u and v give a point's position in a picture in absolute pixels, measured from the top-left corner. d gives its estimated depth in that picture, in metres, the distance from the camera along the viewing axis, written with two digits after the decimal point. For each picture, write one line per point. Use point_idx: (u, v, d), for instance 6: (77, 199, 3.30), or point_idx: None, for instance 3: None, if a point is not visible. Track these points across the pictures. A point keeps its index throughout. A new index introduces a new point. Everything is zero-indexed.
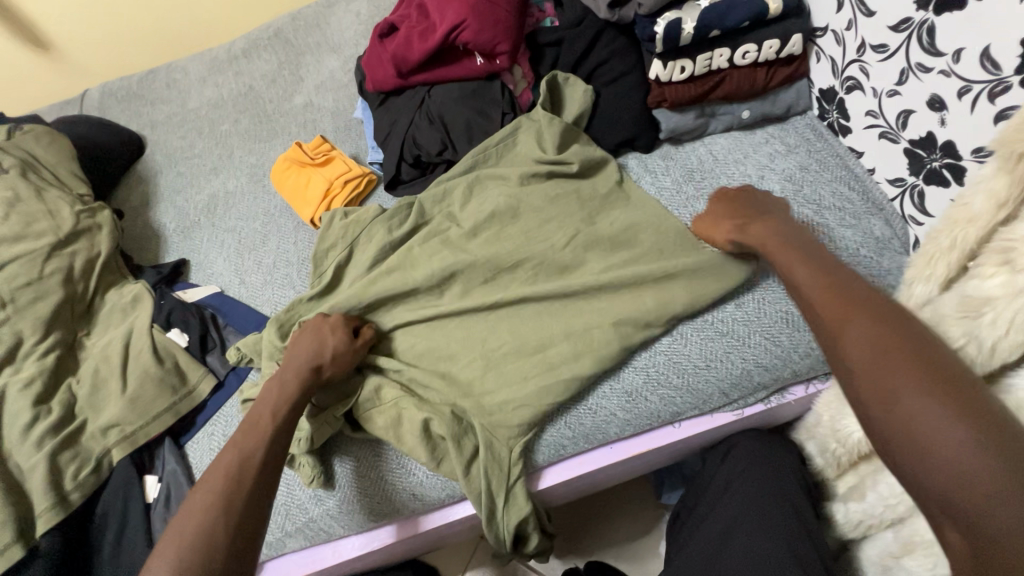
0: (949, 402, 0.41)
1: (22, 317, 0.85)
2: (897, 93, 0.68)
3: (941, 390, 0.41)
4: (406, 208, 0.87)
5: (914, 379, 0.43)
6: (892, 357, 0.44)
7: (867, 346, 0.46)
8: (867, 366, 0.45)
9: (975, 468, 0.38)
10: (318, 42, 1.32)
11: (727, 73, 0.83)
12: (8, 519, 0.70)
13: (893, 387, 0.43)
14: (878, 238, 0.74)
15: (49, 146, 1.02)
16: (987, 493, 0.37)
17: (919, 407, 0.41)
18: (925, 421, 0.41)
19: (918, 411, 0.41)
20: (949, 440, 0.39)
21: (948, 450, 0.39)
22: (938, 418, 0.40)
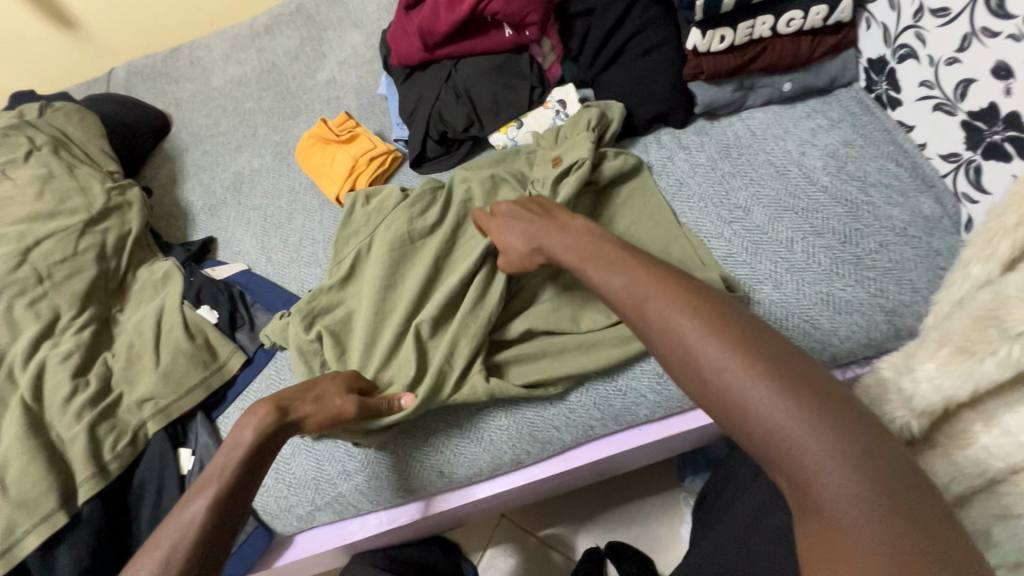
0: (804, 404, 0.39)
1: (59, 292, 0.86)
2: (957, 61, 0.64)
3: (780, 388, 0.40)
4: (430, 191, 0.85)
5: (761, 382, 0.40)
6: (735, 359, 0.41)
7: (716, 351, 0.42)
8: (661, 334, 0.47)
9: (823, 463, 0.37)
10: (340, 17, 1.29)
11: (769, 43, 0.78)
12: (51, 487, 0.72)
13: (739, 390, 0.41)
14: (927, 217, 0.70)
15: (79, 123, 1.02)
16: (836, 487, 0.36)
17: (774, 415, 0.39)
18: (777, 425, 0.39)
19: (776, 422, 0.39)
20: (802, 444, 0.38)
21: (799, 449, 0.38)
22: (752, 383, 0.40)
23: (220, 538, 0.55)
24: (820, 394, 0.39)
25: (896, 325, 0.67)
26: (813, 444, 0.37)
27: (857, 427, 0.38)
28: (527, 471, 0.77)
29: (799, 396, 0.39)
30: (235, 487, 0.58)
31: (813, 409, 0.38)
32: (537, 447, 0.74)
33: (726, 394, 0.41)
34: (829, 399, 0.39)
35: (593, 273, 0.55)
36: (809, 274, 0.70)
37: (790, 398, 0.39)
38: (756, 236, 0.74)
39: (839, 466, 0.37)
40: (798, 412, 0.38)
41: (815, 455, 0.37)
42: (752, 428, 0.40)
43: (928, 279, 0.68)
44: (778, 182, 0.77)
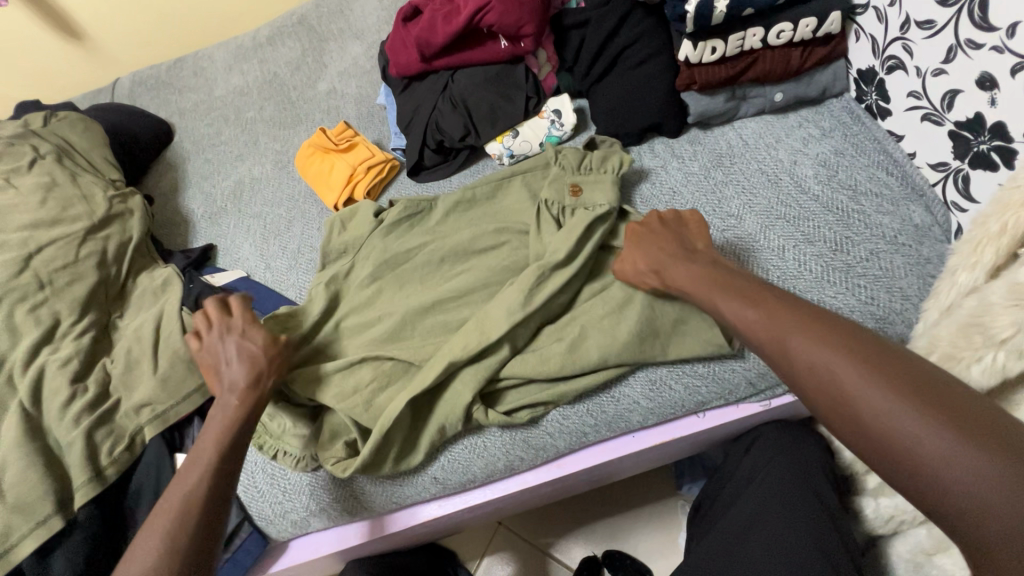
0: (944, 423, 0.41)
1: (60, 299, 0.87)
2: (943, 72, 0.65)
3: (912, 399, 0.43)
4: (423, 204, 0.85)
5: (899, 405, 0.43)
6: (872, 385, 0.45)
7: (841, 372, 0.47)
8: (795, 364, 0.51)
9: (967, 481, 0.39)
10: (341, 29, 1.32)
11: (760, 54, 0.79)
12: (48, 491, 0.73)
13: (873, 415, 0.44)
14: (917, 226, 0.71)
15: (83, 132, 1.04)
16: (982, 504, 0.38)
17: (913, 436, 0.41)
18: (915, 446, 0.41)
19: (913, 442, 0.41)
20: (946, 463, 0.40)
21: (947, 467, 0.39)
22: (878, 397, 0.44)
23: (224, 494, 0.60)
24: (967, 417, 0.41)
25: (886, 332, 0.67)
26: (957, 466, 0.39)
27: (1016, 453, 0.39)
28: (521, 478, 0.77)
29: (942, 418, 0.41)
30: (231, 453, 0.62)
31: (960, 430, 0.40)
32: (531, 454, 0.74)
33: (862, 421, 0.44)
34: (981, 420, 0.41)
35: (722, 307, 0.60)
36: (801, 282, 0.70)
37: (934, 420, 0.41)
38: (748, 244, 0.75)
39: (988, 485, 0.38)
40: (945, 433, 0.40)
41: (955, 474, 0.39)
42: (897, 450, 0.42)
43: (918, 286, 0.68)
44: (769, 191, 0.78)
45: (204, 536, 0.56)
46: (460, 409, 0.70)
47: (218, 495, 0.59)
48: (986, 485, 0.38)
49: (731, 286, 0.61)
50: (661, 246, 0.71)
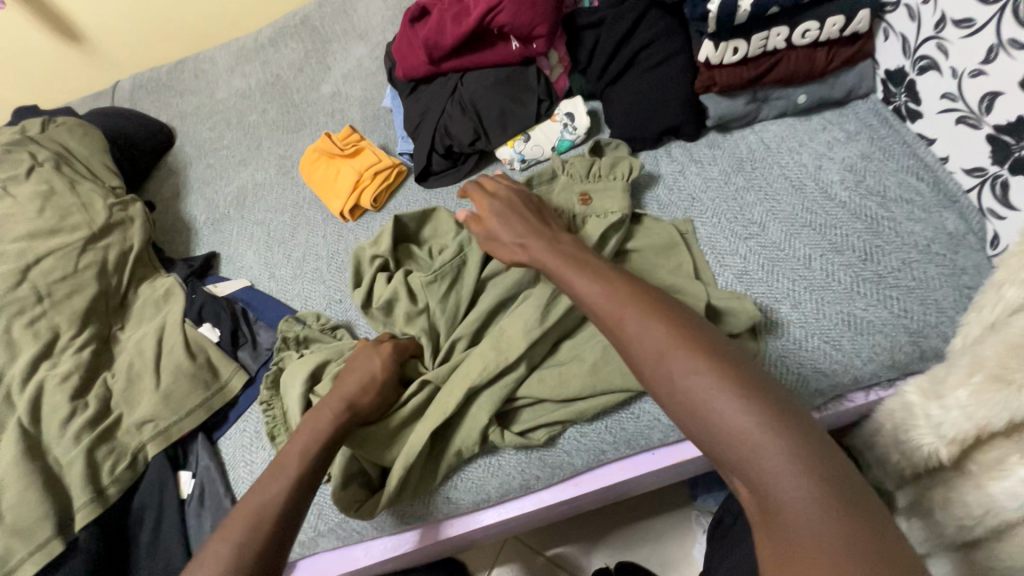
0: (766, 410, 0.40)
1: (59, 311, 0.85)
2: (982, 73, 0.62)
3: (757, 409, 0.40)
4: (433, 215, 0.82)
5: (728, 392, 0.41)
6: (696, 373, 0.42)
7: (686, 371, 0.43)
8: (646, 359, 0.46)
9: (784, 468, 0.38)
10: (345, 30, 1.29)
11: (784, 54, 0.76)
12: (48, 513, 0.70)
13: (707, 399, 0.41)
14: (951, 234, 0.67)
15: (82, 138, 1.01)
16: (789, 495, 0.37)
17: (736, 424, 0.40)
18: (745, 431, 0.39)
19: (741, 429, 0.39)
20: (766, 450, 0.38)
21: (778, 478, 0.37)
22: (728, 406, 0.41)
23: (298, 516, 0.57)
24: (789, 411, 0.40)
25: (920, 346, 0.64)
26: (774, 452, 0.38)
27: (820, 451, 0.39)
28: (536, 497, 0.74)
29: (765, 409, 0.40)
30: (313, 476, 0.60)
31: (776, 423, 0.39)
32: (547, 473, 0.71)
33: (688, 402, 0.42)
34: (796, 416, 0.40)
35: (565, 274, 0.55)
36: (829, 294, 0.67)
37: (750, 411, 0.40)
38: (772, 253, 0.72)
39: (793, 475, 0.37)
40: (762, 424, 0.39)
41: (771, 463, 0.38)
42: (723, 435, 0.40)
43: (954, 298, 0.65)
44: (793, 197, 0.75)
45: (275, 556, 0.53)
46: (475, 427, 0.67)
47: (293, 514, 0.56)
48: (796, 476, 0.37)
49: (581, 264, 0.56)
50: (506, 223, 0.65)
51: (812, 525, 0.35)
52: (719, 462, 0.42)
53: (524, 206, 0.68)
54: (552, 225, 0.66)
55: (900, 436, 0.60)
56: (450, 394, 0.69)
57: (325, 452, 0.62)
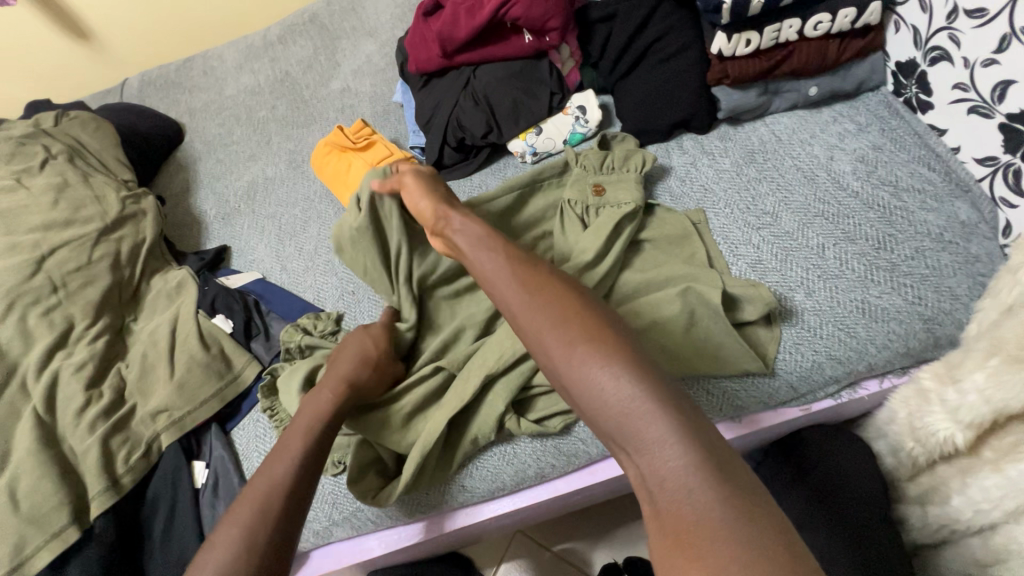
0: (640, 386, 0.42)
1: (73, 302, 0.85)
2: (995, 63, 0.62)
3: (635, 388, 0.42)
4: None
5: (611, 369, 0.43)
6: (586, 351, 0.45)
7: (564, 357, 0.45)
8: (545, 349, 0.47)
9: (660, 441, 0.39)
10: (354, 27, 1.29)
11: (796, 46, 0.77)
12: (64, 501, 0.70)
13: (588, 375, 0.44)
14: (963, 222, 0.68)
15: (94, 132, 1.02)
16: (667, 468, 0.38)
17: (619, 400, 0.42)
18: (625, 406, 0.41)
19: (622, 404, 0.42)
20: (641, 424, 0.40)
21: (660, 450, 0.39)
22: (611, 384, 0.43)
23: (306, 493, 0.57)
24: (664, 389, 0.42)
25: (935, 333, 0.65)
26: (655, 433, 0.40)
27: (691, 426, 0.40)
28: (551, 485, 0.74)
29: (644, 387, 0.42)
30: (320, 453, 0.61)
31: (663, 404, 0.41)
32: (562, 461, 0.71)
33: (577, 381, 0.44)
34: (671, 398, 0.42)
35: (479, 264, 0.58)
36: (843, 282, 0.68)
37: (635, 387, 0.42)
38: (785, 242, 0.72)
39: (672, 449, 0.39)
40: (652, 403, 0.41)
41: (657, 438, 0.40)
42: (602, 407, 0.43)
43: (968, 286, 0.65)
44: (806, 188, 0.75)
45: (287, 533, 0.53)
46: (492, 418, 0.68)
47: (302, 494, 0.57)
48: (675, 449, 0.39)
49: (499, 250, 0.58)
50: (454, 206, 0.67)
51: (689, 498, 0.37)
52: (611, 441, 0.43)
53: (441, 203, 0.68)
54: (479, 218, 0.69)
55: (916, 422, 0.61)
56: (466, 381, 0.69)
57: (327, 433, 0.63)
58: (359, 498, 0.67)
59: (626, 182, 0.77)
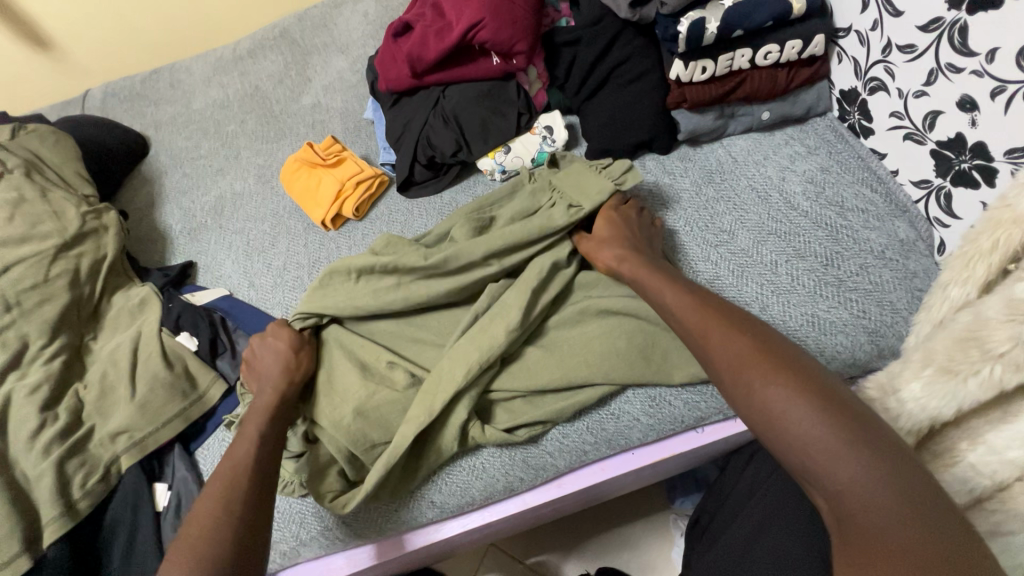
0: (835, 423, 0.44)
1: (28, 321, 0.83)
2: (925, 94, 0.67)
3: (819, 411, 0.45)
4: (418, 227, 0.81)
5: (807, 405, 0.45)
6: (774, 383, 0.48)
7: (753, 381, 0.49)
8: (732, 380, 0.51)
9: (864, 480, 0.41)
10: (325, 43, 1.30)
11: (748, 74, 0.81)
12: (15, 529, 0.68)
13: (775, 404, 0.47)
14: (902, 241, 0.73)
15: (54, 145, 0.99)
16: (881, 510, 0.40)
17: (814, 436, 0.44)
18: (810, 440, 0.44)
19: (815, 440, 0.44)
20: (841, 463, 0.42)
21: (839, 482, 0.42)
22: (792, 411, 0.46)
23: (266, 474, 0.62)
24: (856, 422, 0.44)
25: (879, 345, 0.69)
26: (842, 460, 0.42)
27: (903, 462, 0.42)
28: (520, 499, 0.75)
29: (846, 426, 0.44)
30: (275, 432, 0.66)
31: (846, 433, 0.43)
32: (530, 475, 0.73)
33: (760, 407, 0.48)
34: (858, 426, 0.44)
35: (665, 294, 0.64)
36: (794, 297, 0.71)
37: (830, 424, 0.44)
38: (741, 258, 0.76)
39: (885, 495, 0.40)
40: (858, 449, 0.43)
41: (850, 471, 0.42)
42: (777, 432, 0.46)
43: (907, 300, 0.70)
44: (760, 207, 0.79)
45: (256, 516, 0.58)
46: (460, 433, 0.69)
47: (265, 476, 0.61)
48: (872, 483, 0.41)
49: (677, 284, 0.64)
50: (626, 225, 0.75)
51: (890, 528, 0.39)
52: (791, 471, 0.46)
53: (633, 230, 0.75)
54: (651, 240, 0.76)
55: None
56: (429, 395, 0.69)
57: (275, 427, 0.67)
58: (317, 499, 0.69)
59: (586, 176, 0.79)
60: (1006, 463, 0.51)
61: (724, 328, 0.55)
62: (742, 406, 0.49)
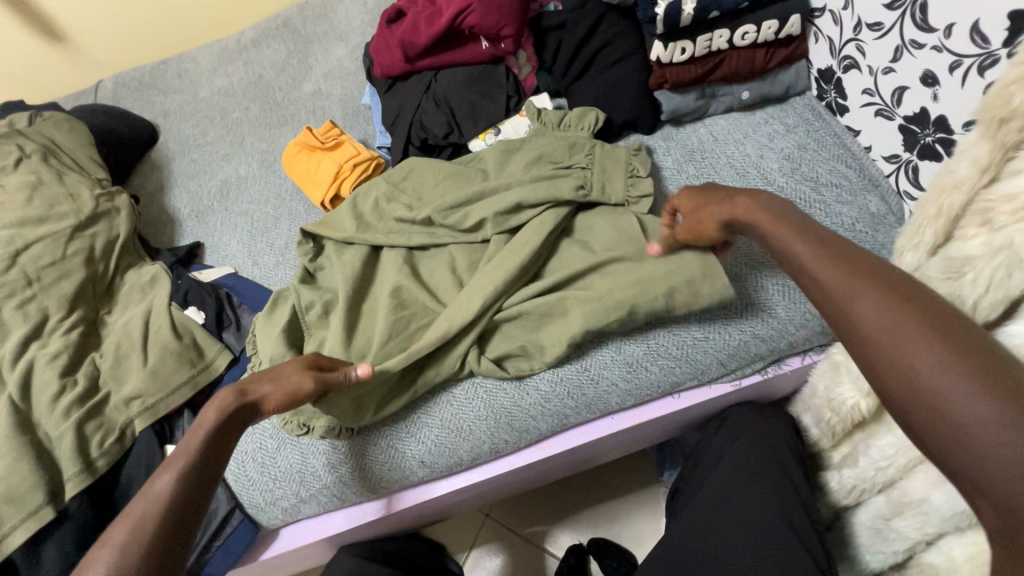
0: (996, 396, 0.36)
1: (47, 295, 0.88)
2: (892, 70, 0.70)
3: (993, 389, 0.36)
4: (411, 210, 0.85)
5: (981, 389, 0.37)
6: (942, 352, 0.39)
7: (907, 343, 0.40)
8: (876, 347, 0.42)
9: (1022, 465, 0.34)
10: (326, 31, 1.34)
11: (727, 54, 0.84)
12: (39, 483, 0.74)
13: (932, 373, 0.38)
14: (873, 214, 0.75)
15: (68, 132, 1.05)
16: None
17: (971, 411, 0.36)
18: (962, 415, 0.37)
19: (972, 419, 0.36)
20: (998, 448, 0.35)
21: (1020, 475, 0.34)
22: (963, 387, 0.37)
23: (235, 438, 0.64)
24: None
25: None
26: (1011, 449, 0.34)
27: None
28: (505, 460, 0.80)
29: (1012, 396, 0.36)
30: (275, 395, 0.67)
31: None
32: (514, 437, 0.77)
33: (909, 374, 0.39)
34: None
35: (793, 246, 0.53)
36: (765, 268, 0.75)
37: (993, 399, 0.36)
38: None
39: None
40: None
41: (1001, 447, 0.35)
42: (927, 403, 0.38)
43: None
44: (738, 183, 0.82)
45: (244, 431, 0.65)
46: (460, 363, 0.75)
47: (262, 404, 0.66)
48: None
49: (810, 236, 0.53)
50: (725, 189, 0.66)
51: None
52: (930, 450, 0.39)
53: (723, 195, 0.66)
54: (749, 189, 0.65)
55: (830, 394, 0.70)
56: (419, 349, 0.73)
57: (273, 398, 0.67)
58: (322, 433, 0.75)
59: (616, 165, 0.82)
60: None
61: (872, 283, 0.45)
62: (882, 374, 0.41)
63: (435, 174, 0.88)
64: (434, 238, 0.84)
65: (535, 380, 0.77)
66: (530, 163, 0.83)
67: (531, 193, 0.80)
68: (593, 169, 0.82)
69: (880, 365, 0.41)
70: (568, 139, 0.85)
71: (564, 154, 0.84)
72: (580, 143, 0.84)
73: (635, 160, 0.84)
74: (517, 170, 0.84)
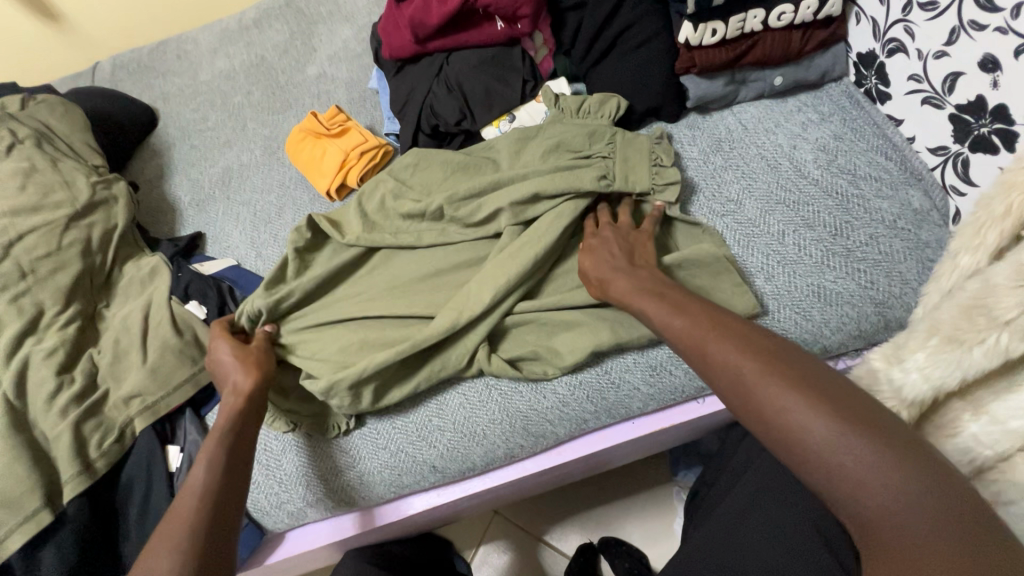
0: (830, 421, 0.41)
1: (42, 288, 0.85)
2: (945, 54, 0.64)
3: (826, 413, 0.41)
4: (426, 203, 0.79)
5: (816, 412, 0.41)
6: (782, 387, 0.44)
7: (752, 382, 0.45)
8: (731, 390, 0.47)
9: (875, 482, 0.38)
10: (331, 11, 1.28)
11: (760, 37, 0.79)
12: (35, 485, 0.71)
13: (781, 406, 0.43)
14: (916, 210, 0.71)
15: (63, 116, 1.00)
16: (916, 518, 0.36)
17: (816, 436, 0.41)
18: (813, 445, 0.41)
19: (817, 442, 0.40)
20: (849, 467, 0.39)
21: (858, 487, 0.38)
22: (801, 415, 0.42)
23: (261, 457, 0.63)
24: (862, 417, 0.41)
25: (885, 316, 0.68)
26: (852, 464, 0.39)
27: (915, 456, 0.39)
28: (520, 465, 0.77)
29: (846, 417, 0.41)
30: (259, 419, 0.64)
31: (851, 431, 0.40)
32: (532, 442, 0.74)
33: (766, 410, 0.44)
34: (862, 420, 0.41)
35: (654, 313, 0.59)
36: (801, 267, 0.70)
37: (827, 420, 0.41)
38: (746, 229, 0.74)
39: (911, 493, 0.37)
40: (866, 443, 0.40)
41: (851, 469, 0.39)
42: (781, 437, 0.43)
43: (916, 270, 0.68)
44: (769, 175, 0.77)
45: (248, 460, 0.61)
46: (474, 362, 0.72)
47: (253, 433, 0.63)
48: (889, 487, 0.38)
49: (663, 295, 0.60)
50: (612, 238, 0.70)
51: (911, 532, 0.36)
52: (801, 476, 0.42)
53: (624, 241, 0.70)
54: (636, 237, 0.71)
55: None
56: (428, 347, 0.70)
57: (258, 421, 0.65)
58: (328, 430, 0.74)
59: (639, 154, 0.77)
60: (1010, 433, 0.50)
61: (716, 334, 0.51)
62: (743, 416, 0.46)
63: (447, 161, 0.82)
64: (444, 236, 0.79)
65: (554, 384, 0.73)
66: (548, 156, 0.79)
67: (552, 184, 0.75)
68: (615, 159, 0.77)
69: (744, 414, 0.45)
70: (588, 125, 0.80)
71: (586, 143, 0.79)
72: (601, 129, 0.79)
73: (657, 148, 0.79)
74: (536, 160, 0.80)
